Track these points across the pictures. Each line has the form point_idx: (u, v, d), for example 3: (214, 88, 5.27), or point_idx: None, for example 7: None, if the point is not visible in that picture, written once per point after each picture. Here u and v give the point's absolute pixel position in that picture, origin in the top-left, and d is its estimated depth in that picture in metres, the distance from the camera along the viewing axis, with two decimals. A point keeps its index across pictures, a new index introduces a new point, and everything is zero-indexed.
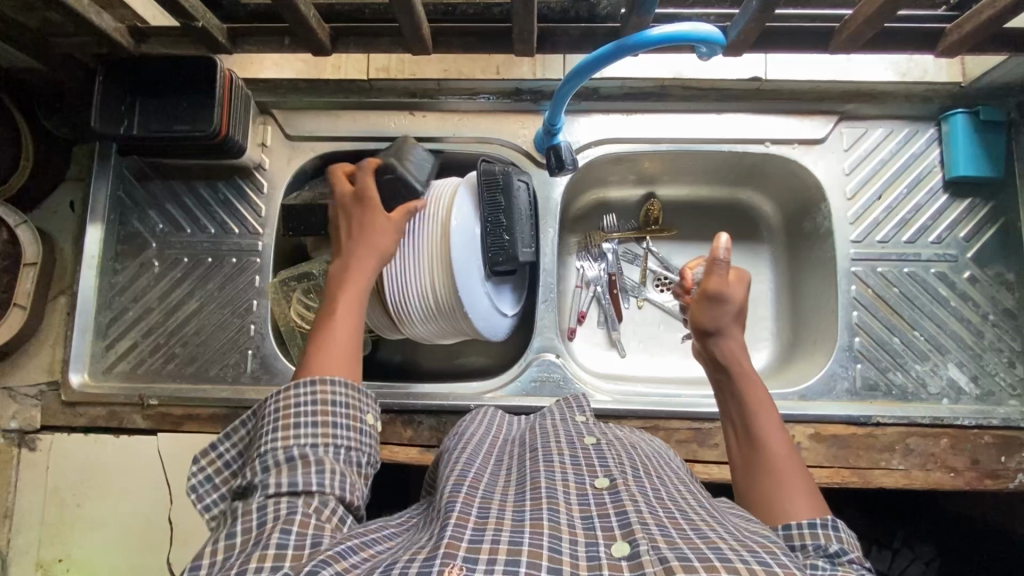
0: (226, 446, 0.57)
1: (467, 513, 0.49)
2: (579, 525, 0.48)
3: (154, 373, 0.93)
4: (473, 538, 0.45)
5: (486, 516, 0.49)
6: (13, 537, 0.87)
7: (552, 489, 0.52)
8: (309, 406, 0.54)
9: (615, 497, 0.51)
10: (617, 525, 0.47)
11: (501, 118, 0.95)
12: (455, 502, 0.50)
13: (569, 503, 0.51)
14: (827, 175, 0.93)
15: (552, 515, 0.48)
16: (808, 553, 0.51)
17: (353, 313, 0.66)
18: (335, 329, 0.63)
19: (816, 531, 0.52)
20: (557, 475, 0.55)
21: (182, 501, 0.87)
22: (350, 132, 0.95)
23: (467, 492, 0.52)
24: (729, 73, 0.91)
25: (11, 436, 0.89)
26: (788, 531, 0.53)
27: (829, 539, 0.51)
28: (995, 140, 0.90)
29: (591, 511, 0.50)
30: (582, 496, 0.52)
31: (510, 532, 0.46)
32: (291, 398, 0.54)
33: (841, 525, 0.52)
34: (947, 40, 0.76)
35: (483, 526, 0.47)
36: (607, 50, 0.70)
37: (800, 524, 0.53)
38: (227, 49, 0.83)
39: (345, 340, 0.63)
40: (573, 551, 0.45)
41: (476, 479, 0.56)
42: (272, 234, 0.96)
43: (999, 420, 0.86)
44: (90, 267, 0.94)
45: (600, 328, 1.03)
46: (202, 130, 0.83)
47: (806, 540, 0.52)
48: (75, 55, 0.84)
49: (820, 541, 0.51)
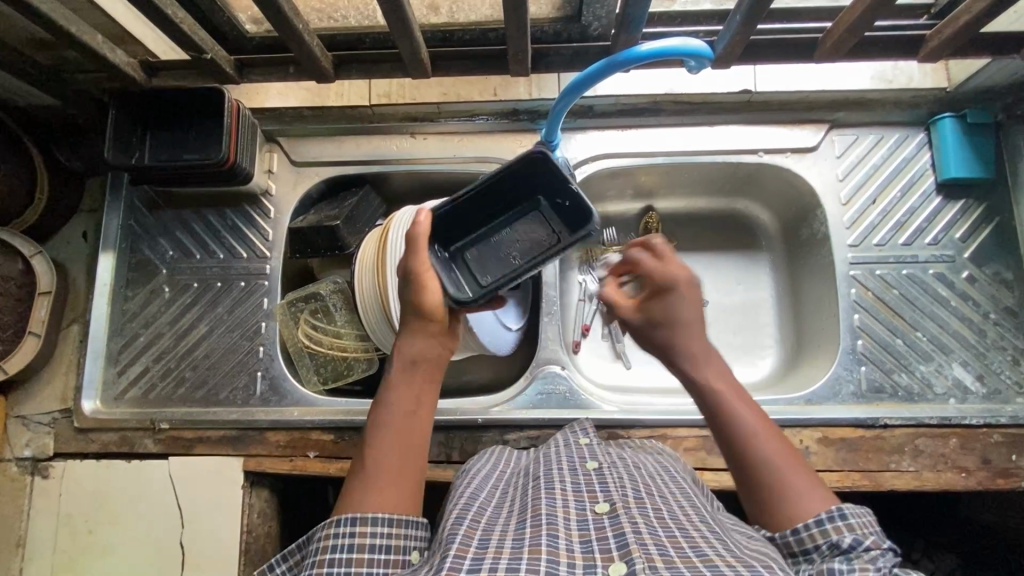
0: (284, 568, 0.60)
1: (467, 543, 0.48)
2: (578, 549, 0.47)
3: (165, 398, 0.95)
4: (472, 566, 0.45)
5: (486, 546, 0.48)
6: (25, 566, 0.87)
7: (552, 516, 0.51)
8: (344, 551, 0.53)
9: (614, 520, 0.50)
10: (615, 547, 0.47)
11: (498, 138, 0.98)
12: (456, 533, 0.49)
13: (568, 529, 0.50)
14: (820, 181, 0.95)
15: (551, 540, 0.48)
16: (823, 556, 0.52)
17: (403, 417, 0.61)
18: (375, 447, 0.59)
19: (826, 529, 0.53)
20: (558, 501, 0.54)
21: (192, 525, 0.86)
22: (354, 156, 0.98)
23: (469, 524, 0.52)
24: (719, 87, 0.93)
25: (24, 464, 0.91)
26: (797, 537, 0.54)
27: (841, 533, 0.52)
28: (984, 141, 0.92)
29: (590, 536, 0.49)
30: (583, 522, 0.51)
31: (509, 560, 0.45)
32: (329, 539, 0.53)
33: (849, 513, 0.53)
34: (928, 46, 0.79)
35: (482, 555, 0.47)
36: (597, 66, 0.73)
37: (807, 525, 0.53)
38: (234, 80, 0.86)
39: (394, 458, 0.59)
40: (570, 573, 0.44)
41: (480, 512, 0.55)
42: (279, 257, 0.98)
43: (1007, 418, 0.86)
44: (102, 295, 0.96)
45: (604, 341, 1.04)
46: (211, 158, 0.86)
47: (818, 542, 0.53)
48: (90, 91, 0.88)
49: (832, 538, 0.52)
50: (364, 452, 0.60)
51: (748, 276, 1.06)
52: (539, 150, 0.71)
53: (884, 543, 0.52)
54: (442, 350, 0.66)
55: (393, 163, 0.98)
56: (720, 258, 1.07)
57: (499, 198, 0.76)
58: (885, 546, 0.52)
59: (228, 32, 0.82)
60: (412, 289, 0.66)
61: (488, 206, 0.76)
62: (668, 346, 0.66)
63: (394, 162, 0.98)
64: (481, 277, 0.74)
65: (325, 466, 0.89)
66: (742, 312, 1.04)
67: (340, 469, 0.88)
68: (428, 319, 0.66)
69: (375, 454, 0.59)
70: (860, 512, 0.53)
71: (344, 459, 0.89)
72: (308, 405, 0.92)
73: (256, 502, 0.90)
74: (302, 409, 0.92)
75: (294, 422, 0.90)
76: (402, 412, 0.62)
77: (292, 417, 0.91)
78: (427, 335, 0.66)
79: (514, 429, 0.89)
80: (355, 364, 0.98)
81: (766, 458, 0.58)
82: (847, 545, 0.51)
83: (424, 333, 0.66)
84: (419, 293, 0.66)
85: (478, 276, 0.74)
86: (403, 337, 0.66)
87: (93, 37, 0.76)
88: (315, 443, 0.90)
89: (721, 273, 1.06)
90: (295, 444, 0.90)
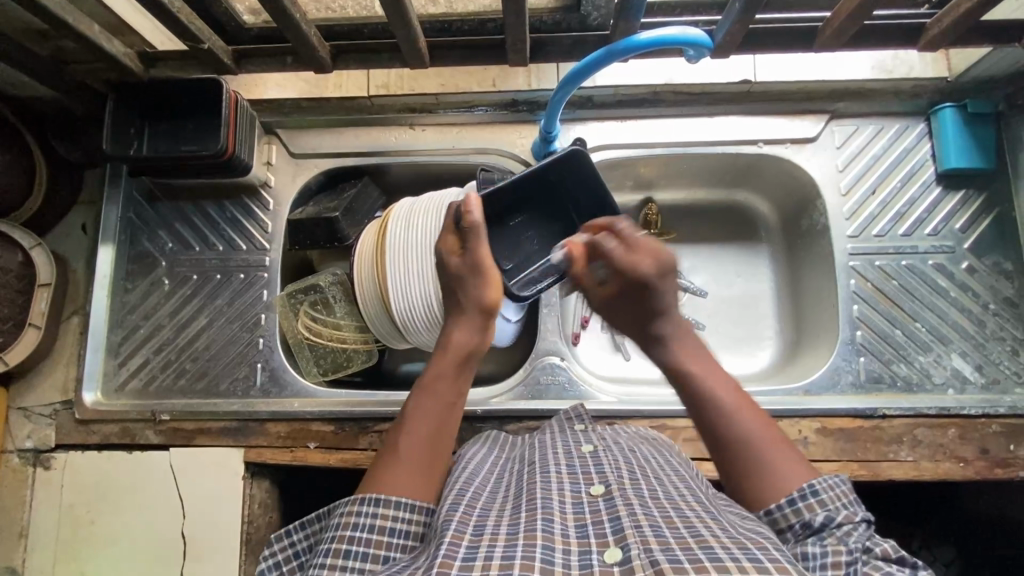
0: (301, 536, 0.60)
1: (461, 530, 0.48)
2: (574, 534, 0.47)
3: (166, 389, 0.95)
4: (467, 555, 0.45)
5: (480, 533, 0.48)
6: (28, 556, 0.88)
7: (547, 500, 0.52)
8: (365, 530, 0.53)
9: (610, 503, 0.51)
10: (610, 532, 0.47)
11: (498, 129, 0.97)
12: (450, 520, 0.49)
13: (564, 512, 0.50)
14: (820, 172, 0.95)
15: (546, 525, 0.48)
16: (797, 535, 0.53)
17: (443, 407, 0.63)
18: (409, 429, 0.61)
19: (798, 508, 0.54)
20: (553, 485, 0.54)
21: (193, 515, 0.87)
22: (352, 148, 0.98)
23: (463, 510, 0.52)
24: (719, 77, 0.93)
25: (27, 456, 0.91)
26: (770, 516, 0.55)
27: (813, 511, 0.53)
28: (983, 132, 0.92)
29: (585, 519, 0.49)
30: (577, 505, 0.51)
31: (504, 546, 0.45)
32: (352, 517, 0.53)
33: (819, 488, 0.54)
34: (928, 35, 0.79)
35: (478, 542, 0.47)
36: (596, 56, 0.73)
37: (779, 505, 0.55)
38: (232, 70, 0.86)
39: (427, 443, 0.60)
40: (565, 560, 0.44)
41: (474, 498, 0.55)
42: (278, 249, 0.98)
43: (1005, 408, 0.86)
44: (101, 287, 0.96)
45: (603, 332, 1.04)
46: (209, 149, 0.86)
47: (792, 521, 0.54)
48: (87, 83, 0.88)
49: (804, 518, 0.53)
50: (396, 433, 0.61)
51: (747, 268, 1.06)
52: (580, 151, 0.79)
53: (857, 514, 0.53)
54: (484, 347, 0.70)
55: (392, 154, 0.98)
56: (720, 249, 1.07)
57: (535, 190, 0.82)
58: (859, 518, 0.53)
59: (225, 22, 0.81)
60: (469, 278, 0.70)
61: (519, 195, 0.83)
62: (653, 333, 0.68)
63: (393, 153, 0.98)
64: (501, 261, 0.83)
65: (325, 456, 0.89)
66: (742, 304, 1.04)
67: (340, 460, 0.88)
68: (484, 315, 0.70)
69: (408, 435, 0.60)
70: (830, 485, 0.54)
71: (344, 449, 0.89)
72: (308, 396, 0.93)
73: (256, 492, 0.90)
74: (302, 400, 0.92)
75: (294, 413, 0.91)
76: (443, 401, 0.63)
77: (292, 408, 0.91)
78: (477, 329, 0.69)
79: (513, 420, 0.89)
80: (355, 355, 0.98)
81: (743, 432, 0.59)
82: (819, 522, 0.52)
83: (475, 326, 0.69)
84: (476, 285, 0.70)
85: (501, 258, 0.83)
86: (452, 327, 0.69)
87: (89, 27, 0.75)
88: (315, 433, 0.90)
89: (721, 265, 1.06)
90: (295, 435, 0.90)
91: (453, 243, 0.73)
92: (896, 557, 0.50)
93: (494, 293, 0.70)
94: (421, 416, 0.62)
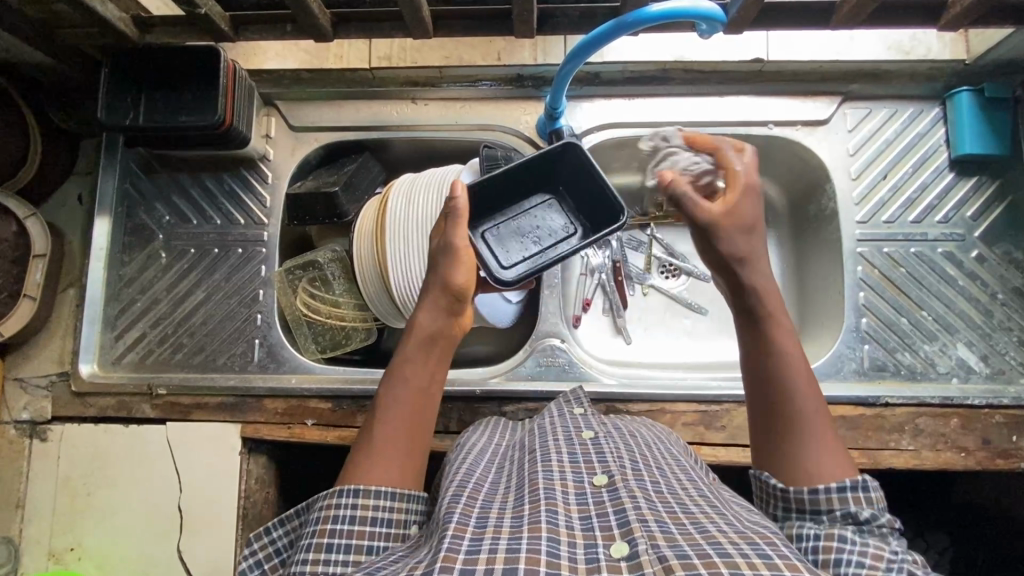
0: (281, 530, 0.60)
1: (464, 522, 0.47)
2: (578, 527, 0.47)
3: (162, 364, 0.94)
4: (471, 549, 0.44)
5: (485, 525, 0.48)
6: (25, 527, 0.88)
7: (550, 490, 0.51)
8: (346, 523, 0.52)
9: (614, 494, 0.50)
10: (616, 524, 0.46)
11: (503, 105, 0.95)
12: (452, 512, 0.49)
13: (567, 504, 0.49)
14: (830, 155, 0.93)
15: (551, 517, 0.47)
16: (835, 521, 0.51)
17: (415, 395, 0.61)
18: (380, 420, 0.59)
19: (846, 496, 0.52)
20: (555, 474, 0.53)
21: (189, 489, 0.86)
22: (353, 121, 0.96)
23: (465, 502, 0.51)
24: (731, 56, 0.90)
25: (23, 427, 0.90)
26: (813, 496, 0.53)
27: (860, 505, 0.52)
28: (999, 117, 0.89)
29: (589, 511, 0.49)
30: (581, 496, 0.51)
31: (508, 539, 0.45)
32: (331, 510, 0.53)
33: (873, 487, 0.53)
34: (950, 14, 0.76)
35: (480, 535, 0.46)
36: (604, 28, 0.71)
37: (831, 487, 0.53)
38: (230, 38, 0.84)
39: (398, 433, 0.59)
40: (571, 554, 0.44)
41: (477, 489, 0.54)
42: (277, 224, 0.97)
43: (1010, 399, 0.85)
44: (97, 260, 0.95)
45: (604, 315, 1.02)
46: (206, 120, 0.84)
47: (832, 506, 0.52)
48: (82, 49, 0.86)
49: (849, 508, 0.52)
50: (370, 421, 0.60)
51: None
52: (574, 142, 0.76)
53: (895, 522, 0.52)
54: (455, 330, 0.66)
55: (393, 129, 0.96)
56: None
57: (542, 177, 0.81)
58: (896, 525, 0.52)
59: None
60: (444, 260, 0.66)
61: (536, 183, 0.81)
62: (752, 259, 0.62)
63: (394, 128, 0.95)
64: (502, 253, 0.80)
65: (323, 433, 0.88)
66: None
67: (338, 437, 0.88)
68: (451, 296, 0.65)
69: (380, 428, 0.59)
70: (879, 487, 0.53)
71: (342, 427, 0.88)
72: (306, 372, 0.92)
73: (253, 468, 0.89)
74: (300, 376, 0.92)
75: (291, 389, 0.90)
76: (413, 387, 0.61)
77: (289, 384, 0.91)
78: (443, 313, 0.65)
79: (512, 401, 0.88)
80: (354, 333, 0.96)
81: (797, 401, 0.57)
82: (865, 516, 0.51)
83: (440, 309, 0.65)
84: (452, 267, 0.66)
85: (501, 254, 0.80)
86: (419, 308, 0.66)
87: None
88: (313, 411, 0.89)
89: None
90: (293, 412, 0.89)
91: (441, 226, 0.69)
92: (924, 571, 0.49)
93: (465, 275, 0.66)
94: (397, 405, 0.60)
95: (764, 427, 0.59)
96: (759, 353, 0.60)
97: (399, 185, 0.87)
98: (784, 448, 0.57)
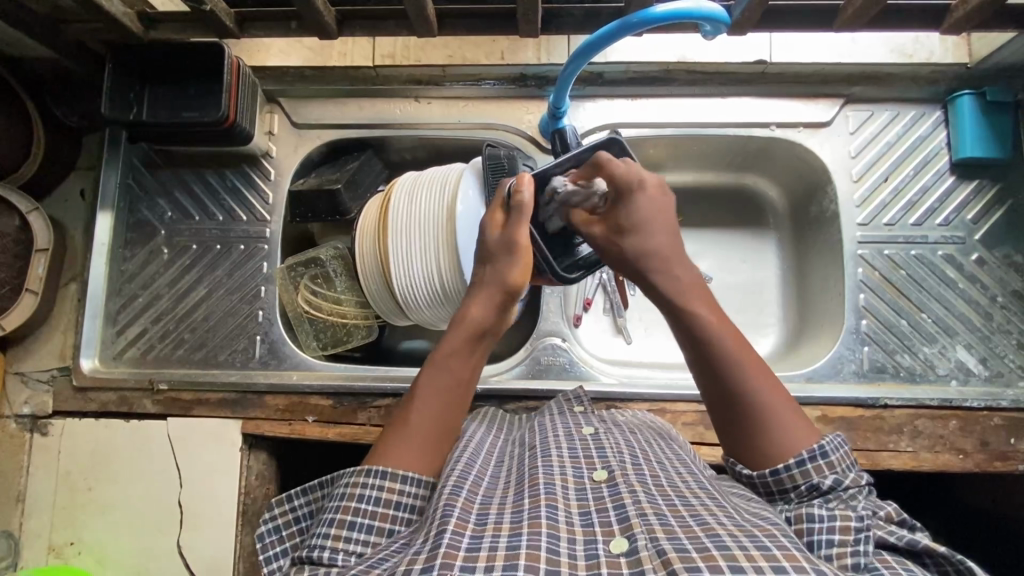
0: (302, 501, 0.60)
1: (464, 519, 0.48)
2: (578, 522, 0.47)
3: (164, 359, 0.94)
4: (471, 546, 0.44)
5: (485, 521, 0.48)
6: (25, 521, 0.88)
7: (550, 485, 0.51)
8: (371, 503, 0.53)
9: (614, 489, 0.50)
10: (614, 520, 0.46)
11: (506, 104, 0.95)
12: (451, 506, 0.49)
13: (567, 499, 0.50)
14: (832, 157, 0.93)
15: (551, 513, 0.47)
16: (802, 496, 0.53)
17: (453, 390, 0.62)
18: (419, 405, 0.60)
19: (806, 468, 0.54)
20: (555, 470, 0.54)
21: (189, 484, 0.87)
22: (356, 119, 0.96)
23: (466, 497, 0.51)
24: (735, 56, 0.90)
25: (23, 421, 0.90)
26: (777, 476, 0.54)
27: (821, 474, 0.53)
28: (999, 121, 0.90)
29: (589, 506, 0.49)
30: (581, 491, 0.51)
31: (508, 536, 0.45)
32: (358, 487, 0.53)
33: (829, 449, 0.54)
34: (953, 17, 0.77)
35: (481, 533, 0.46)
36: (609, 28, 0.71)
37: (790, 465, 0.54)
38: (234, 34, 0.84)
39: (433, 428, 0.59)
40: (571, 551, 0.44)
41: (477, 482, 0.55)
42: (279, 221, 0.97)
43: (1008, 402, 0.85)
44: (99, 255, 0.94)
45: (605, 315, 1.03)
46: (210, 116, 0.84)
47: (798, 482, 0.54)
48: (86, 44, 0.86)
49: (812, 480, 0.53)
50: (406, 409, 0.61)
51: (754, 254, 1.05)
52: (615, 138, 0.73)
53: (860, 480, 0.54)
54: (498, 329, 0.67)
55: (395, 127, 0.96)
56: (727, 234, 1.06)
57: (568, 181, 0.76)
58: (863, 482, 0.54)
59: None
60: (504, 257, 0.68)
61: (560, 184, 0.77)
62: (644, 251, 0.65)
63: (397, 126, 0.96)
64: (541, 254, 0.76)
65: (323, 430, 0.88)
66: (749, 290, 1.03)
67: (338, 434, 0.88)
68: (504, 295, 0.67)
69: (417, 416, 0.60)
70: (839, 445, 0.54)
71: (343, 424, 0.88)
72: (306, 369, 0.92)
73: (253, 464, 0.89)
74: (300, 373, 0.92)
75: (292, 386, 0.90)
76: (456, 378, 0.63)
77: (290, 381, 0.91)
78: (494, 307, 0.67)
79: (512, 400, 0.88)
80: (355, 331, 0.96)
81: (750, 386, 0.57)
82: (828, 485, 0.52)
83: (492, 304, 0.67)
84: (507, 264, 0.68)
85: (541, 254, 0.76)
86: (469, 302, 0.67)
87: None
88: (313, 407, 0.89)
89: (729, 251, 1.05)
90: (294, 408, 0.90)
91: (498, 220, 0.72)
92: (901, 518, 0.51)
93: (518, 275, 0.68)
94: (433, 399, 0.61)
95: (724, 423, 0.58)
96: (697, 350, 0.60)
97: (403, 181, 0.88)
98: (741, 431, 0.57)
